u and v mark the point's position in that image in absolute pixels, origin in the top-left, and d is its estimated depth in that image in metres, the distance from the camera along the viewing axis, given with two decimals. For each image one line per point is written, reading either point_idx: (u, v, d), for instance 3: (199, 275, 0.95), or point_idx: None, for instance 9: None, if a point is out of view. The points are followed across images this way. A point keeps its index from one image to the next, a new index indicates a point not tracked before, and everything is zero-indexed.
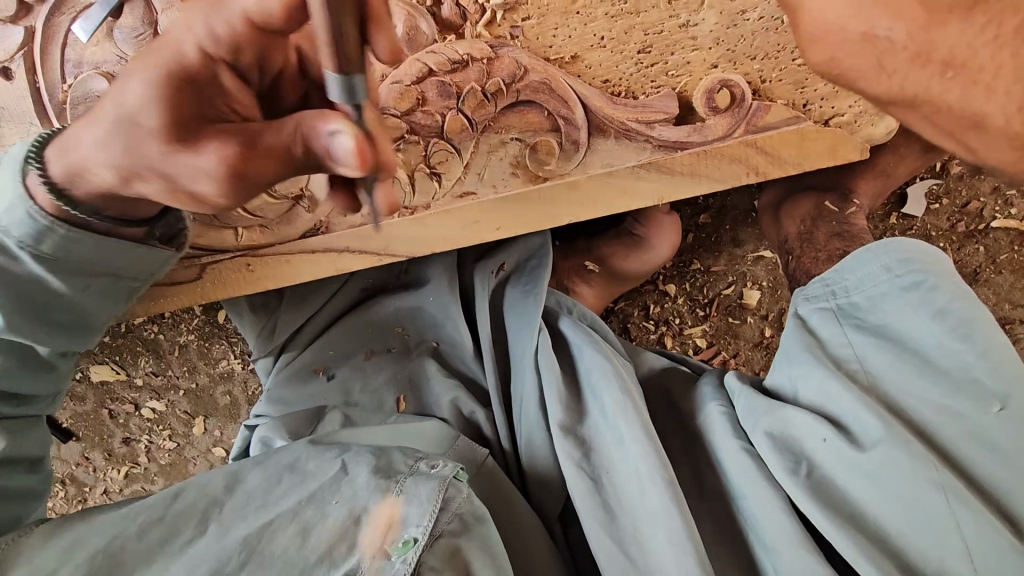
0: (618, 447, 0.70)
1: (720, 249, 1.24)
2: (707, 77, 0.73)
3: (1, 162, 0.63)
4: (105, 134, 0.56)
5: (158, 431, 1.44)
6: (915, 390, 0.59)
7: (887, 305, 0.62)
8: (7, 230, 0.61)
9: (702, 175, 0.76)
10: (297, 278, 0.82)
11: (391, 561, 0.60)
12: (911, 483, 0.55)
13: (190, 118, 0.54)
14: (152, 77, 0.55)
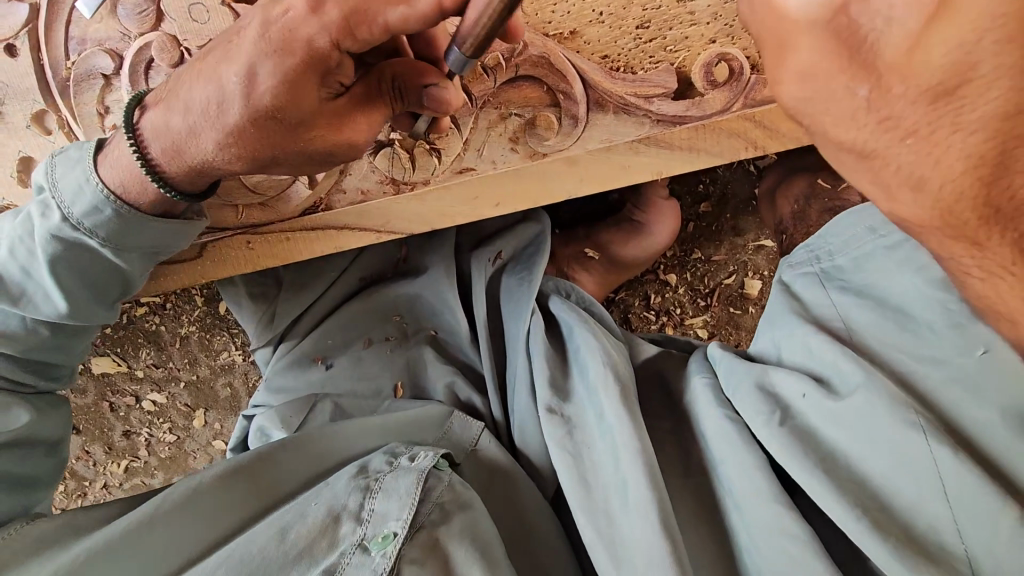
0: (597, 419, 0.70)
1: (721, 238, 1.24)
2: (706, 51, 0.73)
3: (63, 157, 0.66)
4: (233, 121, 0.59)
5: (159, 424, 1.44)
6: (897, 344, 0.58)
7: (873, 266, 0.63)
8: (80, 220, 0.63)
9: (701, 150, 0.76)
10: (294, 256, 0.83)
11: (371, 557, 0.59)
12: (889, 425, 0.54)
13: (336, 113, 0.61)
14: (284, 67, 0.56)
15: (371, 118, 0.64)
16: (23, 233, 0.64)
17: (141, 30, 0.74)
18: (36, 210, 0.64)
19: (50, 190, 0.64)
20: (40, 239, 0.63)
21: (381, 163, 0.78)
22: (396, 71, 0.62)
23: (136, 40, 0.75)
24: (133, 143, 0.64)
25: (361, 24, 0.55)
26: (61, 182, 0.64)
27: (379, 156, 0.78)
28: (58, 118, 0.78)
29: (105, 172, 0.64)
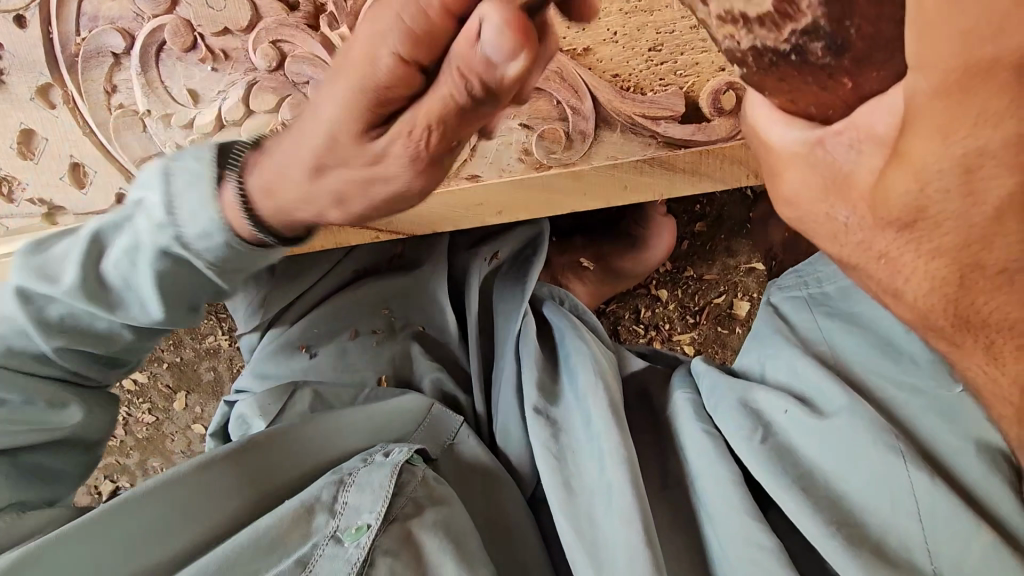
0: (583, 423, 0.71)
1: (713, 258, 1.26)
2: (715, 78, 0.74)
3: (178, 160, 0.52)
4: (299, 165, 0.48)
5: (138, 403, 1.42)
6: (881, 371, 0.60)
7: (858, 295, 0.65)
8: (188, 241, 0.52)
9: (703, 174, 0.78)
10: None
11: (344, 548, 0.59)
12: (864, 446, 0.56)
13: (371, 137, 0.46)
14: (342, 92, 0.45)
15: (416, 115, 0.44)
16: (115, 246, 0.55)
17: (155, 12, 0.73)
18: (147, 224, 0.53)
19: (164, 205, 0.51)
20: (148, 251, 0.53)
21: None
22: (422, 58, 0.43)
23: (149, 22, 0.74)
24: (212, 174, 0.51)
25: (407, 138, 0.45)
26: (178, 199, 0.51)
27: None
28: (63, 93, 0.77)
29: (228, 197, 0.50)
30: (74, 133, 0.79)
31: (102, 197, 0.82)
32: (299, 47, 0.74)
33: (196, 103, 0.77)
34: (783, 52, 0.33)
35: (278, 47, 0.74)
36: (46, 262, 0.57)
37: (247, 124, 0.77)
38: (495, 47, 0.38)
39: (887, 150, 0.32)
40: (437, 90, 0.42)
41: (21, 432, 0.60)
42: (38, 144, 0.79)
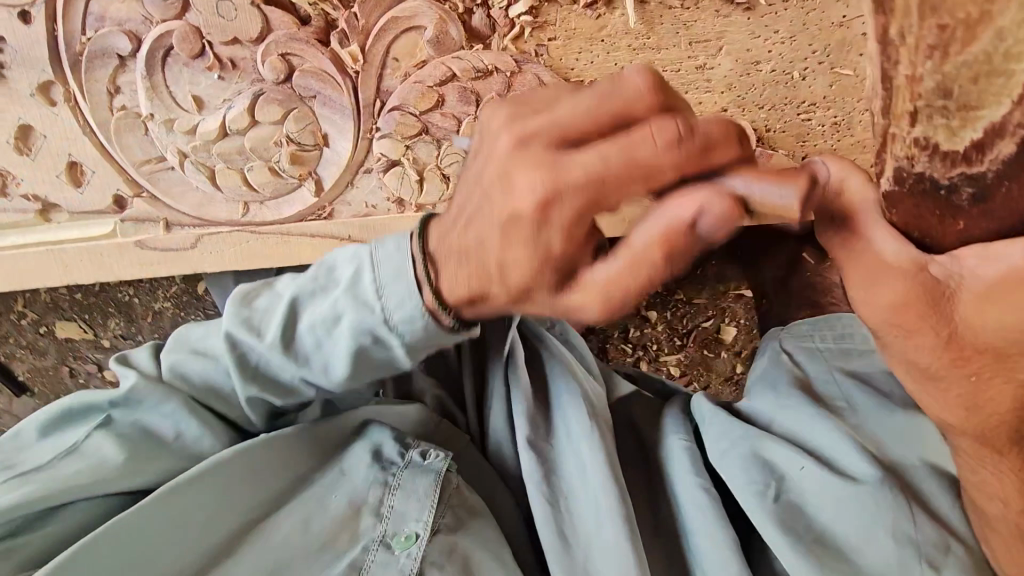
0: (578, 468, 0.74)
1: (703, 282, 1.26)
2: (717, 118, 0.76)
3: (379, 246, 0.54)
4: (496, 249, 0.45)
5: None
6: (890, 433, 0.64)
7: (862, 359, 0.72)
8: (393, 325, 0.52)
9: None
10: (286, 254, 0.82)
11: (395, 556, 0.57)
12: (875, 513, 0.57)
13: (580, 215, 0.42)
14: (510, 231, 0.43)
15: (606, 302, 0.43)
16: (274, 317, 0.55)
17: (164, 17, 0.73)
18: (351, 298, 0.53)
19: (371, 288, 0.52)
20: (351, 329, 0.53)
21: (390, 181, 0.79)
22: (673, 256, 0.40)
23: (157, 26, 0.73)
24: (417, 239, 0.52)
25: (605, 296, 0.43)
26: (383, 285, 0.52)
27: (388, 175, 0.79)
28: (65, 91, 0.76)
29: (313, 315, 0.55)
30: (73, 131, 0.78)
31: (100, 198, 0.81)
32: (309, 62, 0.74)
33: (201, 110, 0.77)
34: (938, 184, 0.37)
35: (287, 60, 0.74)
36: (195, 342, 0.59)
37: (251, 133, 0.77)
38: (776, 198, 0.39)
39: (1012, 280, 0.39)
40: (641, 238, 0.40)
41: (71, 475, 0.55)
42: (35, 140, 0.79)
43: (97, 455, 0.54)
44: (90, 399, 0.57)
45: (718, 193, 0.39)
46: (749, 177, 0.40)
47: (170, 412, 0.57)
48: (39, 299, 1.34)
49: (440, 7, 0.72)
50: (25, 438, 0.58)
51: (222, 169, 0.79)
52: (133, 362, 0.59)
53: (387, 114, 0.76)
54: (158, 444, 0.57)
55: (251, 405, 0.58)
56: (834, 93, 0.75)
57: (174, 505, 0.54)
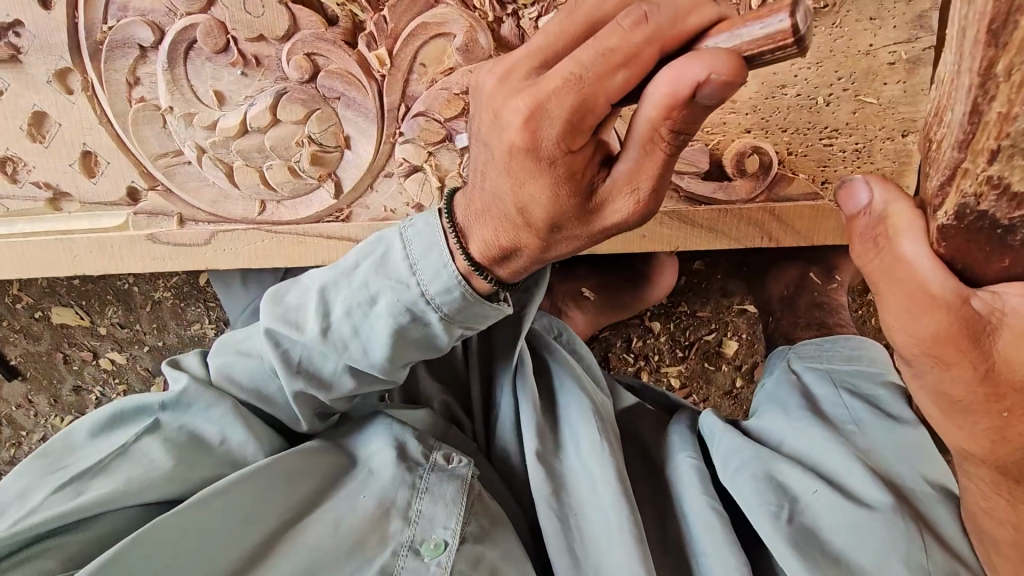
0: (589, 486, 0.73)
1: (708, 296, 1.26)
2: (739, 140, 0.76)
3: (409, 225, 0.61)
4: (502, 228, 0.55)
5: (113, 383, 1.39)
6: (897, 458, 0.65)
7: (873, 381, 0.73)
8: (431, 298, 0.59)
9: (720, 231, 0.81)
10: (304, 257, 0.83)
11: (424, 563, 0.63)
12: (887, 538, 0.58)
13: (570, 131, 0.46)
14: (517, 175, 0.50)
15: (638, 169, 0.48)
16: (309, 307, 0.63)
17: (189, 9, 0.71)
18: (384, 276, 0.60)
19: (407, 267, 0.60)
20: (388, 306, 0.60)
21: (411, 186, 0.79)
22: (674, 123, 0.43)
23: (182, 18, 0.72)
24: (448, 232, 0.59)
25: (627, 186, 0.49)
26: (417, 259, 0.59)
27: (408, 179, 0.78)
28: (83, 80, 0.75)
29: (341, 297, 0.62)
30: (89, 121, 0.77)
31: (114, 190, 0.80)
32: (335, 63, 0.73)
33: (221, 105, 0.75)
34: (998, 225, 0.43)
35: (313, 59, 0.73)
36: (239, 346, 0.70)
37: (272, 132, 0.76)
38: (765, 25, 0.40)
39: None
40: (643, 123, 0.44)
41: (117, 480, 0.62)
42: (49, 128, 0.77)
43: (145, 457, 0.64)
44: (139, 404, 0.67)
45: (696, 68, 0.40)
46: (730, 28, 0.42)
47: (217, 417, 0.67)
48: (35, 284, 1.32)
49: (470, 15, 0.70)
50: (77, 439, 0.67)
51: (241, 166, 0.78)
52: (186, 367, 0.71)
53: (411, 119, 0.75)
54: (204, 446, 0.66)
55: (297, 399, 0.66)
56: (857, 120, 0.75)
57: (213, 507, 0.62)
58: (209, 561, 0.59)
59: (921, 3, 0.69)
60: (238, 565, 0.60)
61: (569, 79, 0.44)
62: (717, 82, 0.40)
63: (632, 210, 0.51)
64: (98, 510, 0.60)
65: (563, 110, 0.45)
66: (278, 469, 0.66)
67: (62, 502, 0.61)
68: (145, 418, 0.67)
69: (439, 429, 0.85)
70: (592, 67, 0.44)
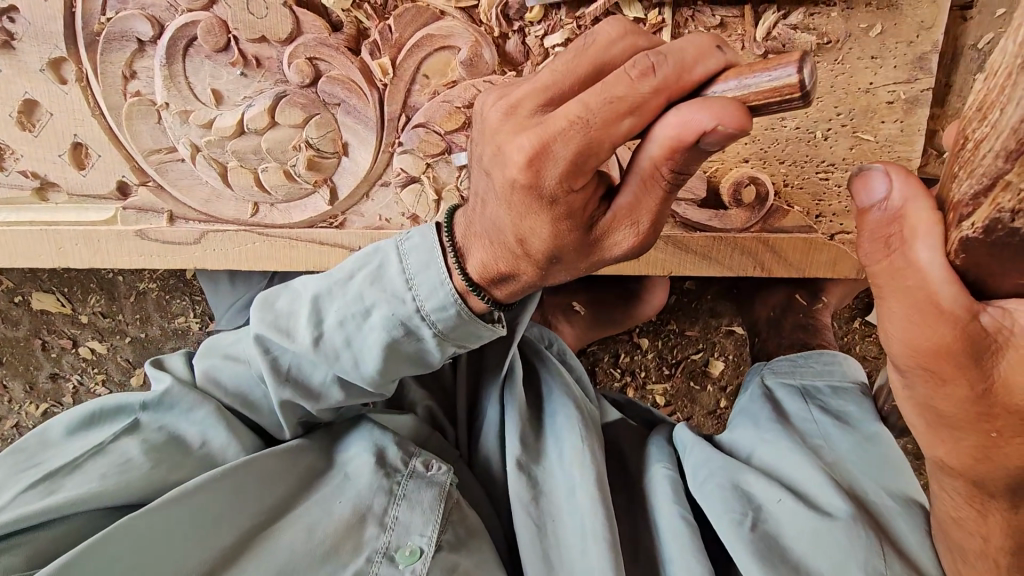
0: (568, 494, 0.74)
1: (697, 316, 1.26)
2: (737, 169, 0.77)
3: (407, 238, 0.61)
4: (502, 257, 0.55)
5: (92, 373, 1.36)
6: (868, 474, 0.66)
7: (846, 397, 0.73)
8: (426, 313, 0.59)
9: (714, 258, 0.82)
10: (298, 265, 0.82)
11: (398, 570, 0.63)
12: (849, 550, 0.59)
13: (575, 171, 0.45)
14: (521, 209, 0.49)
15: (637, 205, 0.48)
16: (302, 316, 0.62)
17: (190, 6, 0.70)
18: (379, 288, 0.60)
19: (402, 280, 0.59)
20: (382, 319, 0.59)
21: (407, 196, 0.78)
22: (675, 164, 0.44)
23: (182, 14, 0.71)
24: (447, 249, 0.59)
25: (627, 220, 0.49)
26: (413, 274, 0.59)
27: (405, 190, 0.78)
28: (77, 70, 0.73)
29: (333, 309, 0.61)
30: (81, 112, 0.75)
31: (104, 183, 0.78)
32: (337, 68, 0.72)
33: (219, 104, 0.74)
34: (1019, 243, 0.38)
35: (315, 64, 0.72)
36: (226, 350, 0.69)
37: (270, 134, 0.75)
38: (775, 75, 0.40)
39: None
40: (646, 162, 0.45)
41: (91, 478, 0.61)
42: (40, 117, 0.76)
43: (122, 458, 0.63)
44: (120, 402, 0.66)
45: (706, 118, 0.40)
46: (738, 76, 0.41)
47: (198, 419, 0.66)
48: (16, 268, 1.29)
49: (476, 30, 0.70)
50: (53, 435, 0.66)
51: (236, 167, 0.77)
52: (171, 368, 0.70)
53: (411, 130, 0.74)
54: (184, 449, 0.65)
55: (284, 407, 0.66)
56: (854, 156, 0.75)
57: (182, 509, 0.61)
58: (177, 564, 0.58)
59: (922, 45, 0.70)
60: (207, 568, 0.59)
61: (575, 122, 0.43)
62: (722, 127, 0.40)
63: (633, 244, 0.51)
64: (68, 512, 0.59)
65: (568, 151, 0.44)
66: (253, 472, 0.65)
67: (33, 501, 0.59)
68: (124, 418, 0.66)
69: (422, 437, 0.84)
70: (600, 113, 0.43)
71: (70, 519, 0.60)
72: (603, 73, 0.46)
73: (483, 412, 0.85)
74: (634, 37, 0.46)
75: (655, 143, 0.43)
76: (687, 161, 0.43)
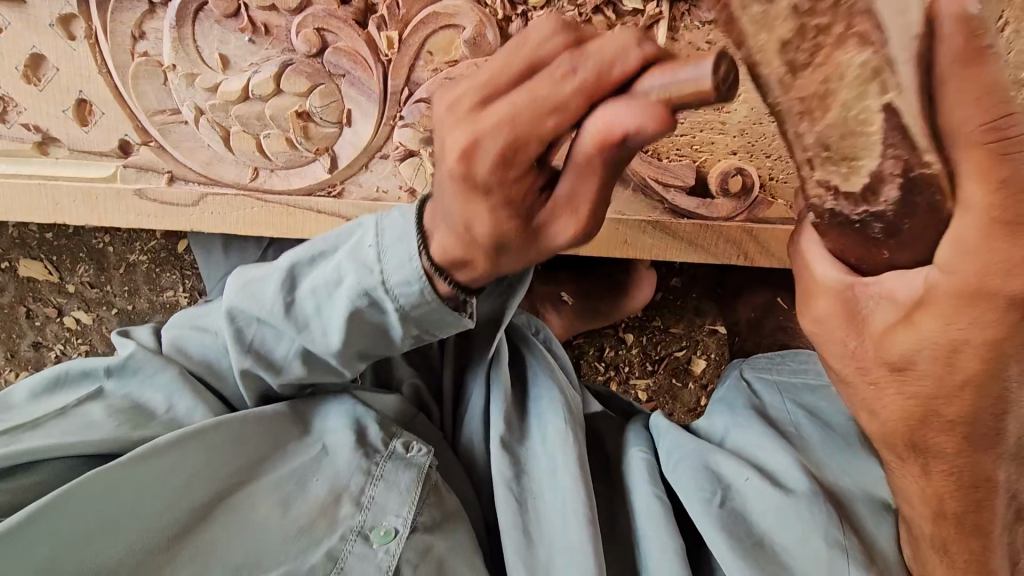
0: (549, 474, 0.75)
1: (681, 314, 1.29)
2: (725, 161, 0.80)
3: (387, 216, 0.61)
4: (449, 248, 0.56)
5: (75, 344, 1.35)
6: (834, 470, 0.68)
7: (821, 394, 0.76)
8: (390, 287, 0.59)
9: (700, 246, 0.84)
10: (295, 232, 0.83)
11: (373, 549, 0.63)
12: (810, 528, 0.62)
13: (512, 148, 0.46)
14: (462, 196, 0.50)
15: (576, 191, 0.49)
16: (271, 282, 0.63)
17: None
18: (353, 261, 0.60)
19: (375, 254, 0.59)
20: (349, 290, 0.60)
21: (405, 171, 0.80)
22: (608, 154, 0.45)
23: None
24: (417, 233, 0.58)
25: (568, 207, 0.50)
26: (385, 246, 0.59)
27: (405, 164, 0.80)
28: (86, 28, 0.74)
29: (301, 286, 0.63)
30: (87, 69, 0.76)
31: (105, 141, 0.80)
32: (344, 41, 0.74)
33: (225, 69, 0.76)
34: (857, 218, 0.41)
35: (322, 35, 0.74)
36: (196, 321, 0.70)
37: (273, 101, 0.76)
38: (693, 73, 0.39)
39: (900, 310, 0.42)
40: (580, 150, 0.45)
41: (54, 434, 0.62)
42: (46, 72, 0.76)
43: (86, 419, 0.64)
44: (86, 367, 0.68)
45: (631, 117, 0.42)
46: (665, 70, 0.41)
47: (162, 385, 0.67)
48: (7, 233, 1.29)
49: (481, 10, 0.72)
50: (16, 399, 0.67)
51: (238, 132, 0.78)
52: (137, 338, 0.72)
53: (412, 104, 0.76)
54: (147, 415, 0.66)
55: (244, 377, 0.67)
56: None
57: (158, 467, 0.61)
58: (147, 520, 0.59)
59: None
60: (178, 525, 0.60)
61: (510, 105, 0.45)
62: (649, 127, 0.41)
63: (576, 231, 0.51)
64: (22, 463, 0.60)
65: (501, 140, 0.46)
66: (232, 433, 0.65)
67: None
68: (90, 383, 0.68)
69: (408, 417, 0.84)
70: (526, 110, 0.45)
71: (35, 469, 0.60)
72: (538, 69, 0.46)
73: (468, 395, 0.86)
74: (566, 33, 0.45)
75: (592, 135, 0.44)
76: (624, 153, 0.45)
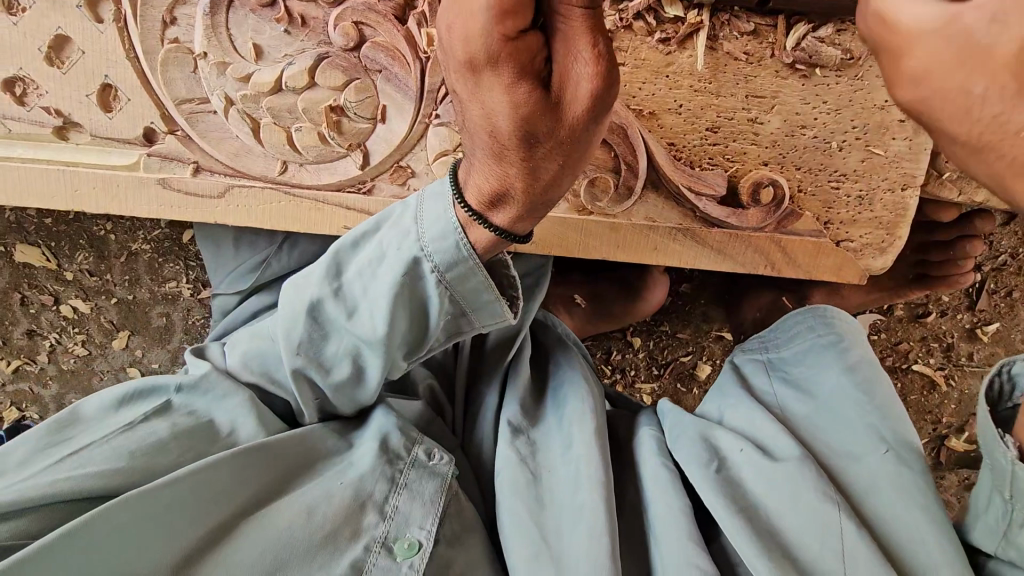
0: (563, 448, 0.73)
1: (689, 319, 1.30)
2: (756, 171, 0.80)
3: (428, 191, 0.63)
4: (490, 164, 0.58)
5: (71, 333, 1.31)
6: (834, 443, 0.67)
7: (808, 362, 0.74)
8: (431, 256, 0.59)
9: (728, 254, 0.85)
10: (321, 227, 0.82)
11: (397, 564, 0.62)
12: (819, 505, 0.61)
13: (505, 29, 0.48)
14: (479, 89, 0.53)
15: (572, 38, 0.49)
16: (319, 269, 0.64)
17: None
18: (393, 232, 0.61)
19: (416, 226, 0.60)
20: (390, 260, 0.60)
21: (437, 169, 0.79)
22: None
23: None
24: (455, 192, 0.60)
25: (573, 58, 0.50)
26: (425, 218, 0.60)
27: (437, 162, 0.79)
28: (115, 10, 0.72)
29: (349, 269, 0.63)
30: (115, 53, 0.74)
31: (129, 128, 0.77)
32: (382, 35, 0.73)
33: (258, 59, 0.74)
34: None
35: (360, 29, 0.73)
36: (255, 329, 0.70)
37: (307, 94, 0.75)
38: None
39: None
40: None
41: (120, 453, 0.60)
42: (70, 54, 0.74)
43: (153, 437, 0.62)
44: (158, 382, 0.66)
45: None
46: None
47: (232, 407, 0.66)
48: (4, 216, 1.24)
49: None
50: (86, 411, 0.65)
51: (269, 124, 0.77)
52: (210, 358, 0.70)
53: (449, 103, 0.76)
54: (213, 436, 0.65)
55: (295, 381, 0.65)
56: (864, 169, 0.80)
57: (197, 484, 0.60)
58: (177, 533, 0.58)
59: None
60: (204, 540, 0.59)
61: None
62: None
63: (593, 75, 0.50)
64: (80, 490, 0.57)
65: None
66: (273, 454, 0.65)
67: (64, 470, 0.58)
68: (159, 398, 0.65)
69: (425, 421, 0.81)
70: None
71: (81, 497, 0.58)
72: None
73: (478, 386, 0.84)
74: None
75: None
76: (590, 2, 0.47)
